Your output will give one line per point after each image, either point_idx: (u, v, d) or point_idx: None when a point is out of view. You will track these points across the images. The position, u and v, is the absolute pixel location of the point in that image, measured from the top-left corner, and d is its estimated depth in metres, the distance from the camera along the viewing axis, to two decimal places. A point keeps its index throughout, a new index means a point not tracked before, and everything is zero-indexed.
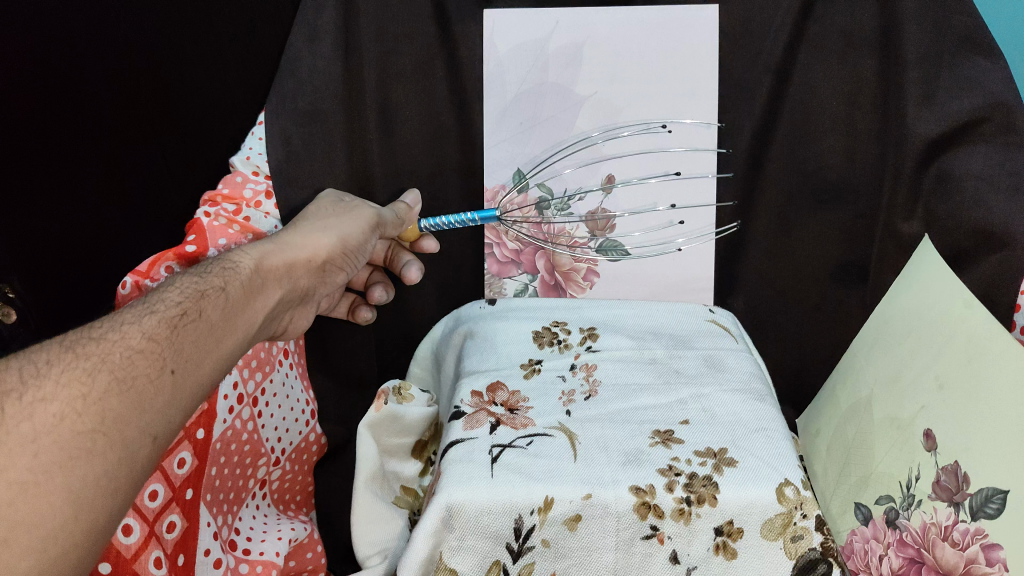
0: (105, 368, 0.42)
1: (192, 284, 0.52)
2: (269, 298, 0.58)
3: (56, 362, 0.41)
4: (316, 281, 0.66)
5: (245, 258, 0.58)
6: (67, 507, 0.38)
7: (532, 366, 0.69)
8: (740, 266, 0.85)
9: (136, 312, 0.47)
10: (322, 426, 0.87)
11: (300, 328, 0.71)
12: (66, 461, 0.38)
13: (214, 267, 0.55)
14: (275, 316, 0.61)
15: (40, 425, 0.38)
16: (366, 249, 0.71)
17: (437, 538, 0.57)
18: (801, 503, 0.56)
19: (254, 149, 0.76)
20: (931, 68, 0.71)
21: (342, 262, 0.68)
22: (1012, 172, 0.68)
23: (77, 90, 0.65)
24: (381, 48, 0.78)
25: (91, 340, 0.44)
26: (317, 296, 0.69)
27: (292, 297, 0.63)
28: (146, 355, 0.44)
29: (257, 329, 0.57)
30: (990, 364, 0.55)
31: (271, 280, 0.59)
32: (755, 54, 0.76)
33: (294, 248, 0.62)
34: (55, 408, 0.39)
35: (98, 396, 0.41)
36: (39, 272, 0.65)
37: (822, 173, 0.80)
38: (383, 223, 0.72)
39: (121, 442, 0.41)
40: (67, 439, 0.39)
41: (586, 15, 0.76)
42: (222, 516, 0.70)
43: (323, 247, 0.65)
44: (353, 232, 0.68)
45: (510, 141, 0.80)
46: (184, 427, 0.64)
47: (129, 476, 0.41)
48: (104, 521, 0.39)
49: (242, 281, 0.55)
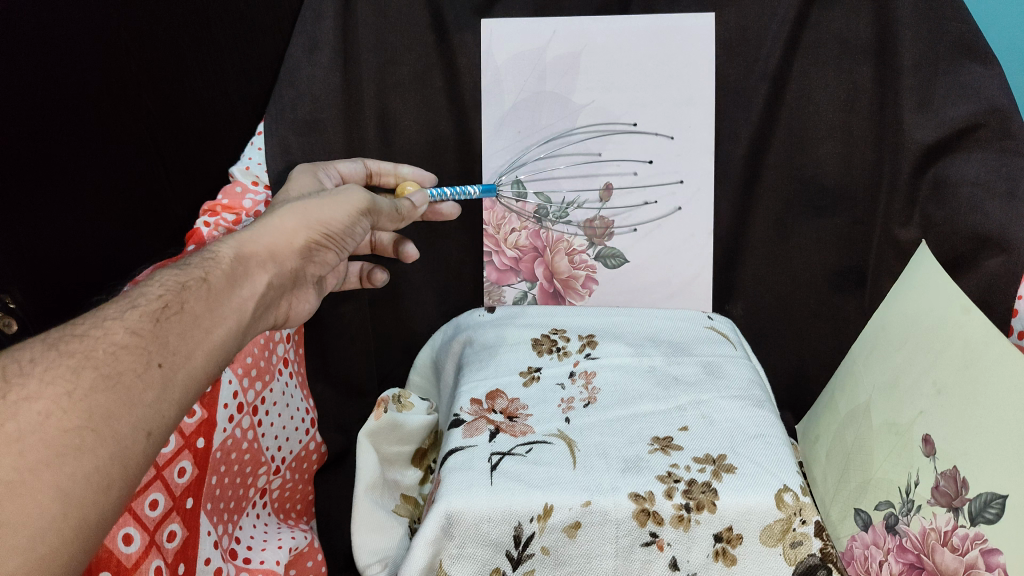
0: (89, 364, 0.42)
1: (174, 277, 0.50)
2: (255, 286, 0.55)
3: (39, 361, 0.42)
4: (309, 263, 0.62)
5: (226, 247, 0.55)
6: (55, 504, 0.38)
7: (532, 374, 0.70)
8: (738, 273, 0.86)
9: (118, 308, 0.47)
10: (322, 435, 0.87)
11: (303, 314, 0.68)
12: (54, 458, 0.39)
13: (194, 260, 0.53)
14: (268, 304, 0.58)
15: (25, 425, 0.39)
16: (358, 234, 0.65)
17: (437, 545, 0.57)
18: (800, 509, 0.56)
19: (253, 159, 0.78)
20: (926, 75, 0.72)
21: (334, 246, 0.63)
22: (1008, 178, 0.69)
23: (79, 97, 0.64)
24: (382, 60, 0.79)
25: (75, 338, 0.44)
26: (314, 276, 0.65)
27: (283, 284, 0.59)
28: (131, 351, 0.44)
29: (251, 316, 0.55)
30: (987, 369, 0.55)
31: (257, 266, 0.56)
32: (751, 62, 0.77)
33: (277, 232, 0.58)
34: (41, 407, 0.40)
35: (84, 393, 0.41)
36: (37, 281, 0.64)
37: (818, 179, 0.80)
38: (377, 210, 0.65)
39: (110, 439, 0.41)
40: (56, 437, 0.39)
41: (584, 25, 0.77)
42: (222, 524, 0.70)
43: (309, 228, 0.59)
44: (341, 215, 0.61)
45: (509, 149, 0.81)
46: (184, 435, 0.64)
47: (123, 474, 0.41)
48: (94, 521, 0.40)
49: (224, 270, 0.53)
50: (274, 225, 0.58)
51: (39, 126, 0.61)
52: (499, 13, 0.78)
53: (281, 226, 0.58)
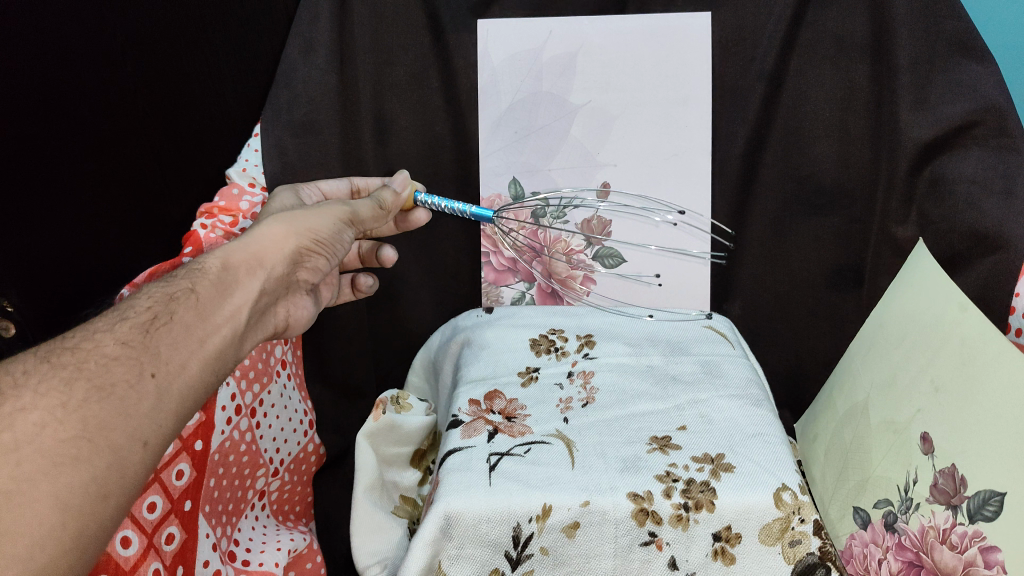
0: (81, 376, 0.42)
1: (163, 289, 0.50)
2: (246, 294, 0.54)
3: (32, 373, 0.42)
4: (298, 269, 0.61)
5: (212, 258, 0.55)
6: (54, 514, 0.38)
7: (530, 375, 0.70)
8: (736, 272, 0.85)
9: (107, 321, 0.47)
10: (321, 437, 0.88)
11: (303, 321, 0.68)
12: (51, 468, 0.39)
13: (181, 272, 0.53)
14: (262, 311, 0.58)
15: (21, 435, 0.39)
16: (344, 243, 0.65)
17: (436, 547, 0.57)
18: (798, 508, 0.56)
19: (249, 161, 0.76)
20: (922, 74, 0.72)
21: (323, 253, 0.62)
22: (1004, 175, 0.68)
23: (72, 97, 0.63)
24: (377, 61, 0.79)
25: (66, 350, 0.44)
26: (305, 282, 0.65)
27: (274, 290, 0.59)
28: (123, 362, 0.44)
29: (245, 324, 0.54)
30: (985, 367, 0.55)
31: (246, 274, 0.55)
32: (747, 61, 0.77)
33: (263, 241, 0.57)
34: (36, 417, 0.40)
35: (78, 404, 0.41)
36: (34, 286, 0.64)
37: (815, 178, 0.80)
38: (359, 217, 0.65)
39: (107, 448, 0.41)
40: (51, 447, 0.39)
41: (579, 25, 0.77)
42: (222, 527, 0.70)
43: (294, 234, 0.59)
44: (326, 222, 0.61)
45: (506, 150, 0.81)
46: (182, 437, 0.63)
47: (120, 483, 0.41)
48: (94, 529, 0.40)
49: (211, 280, 0.53)
50: (261, 233, 0.58)
51: (39, 131, 0.61)
52: (496, 13, 0.79)
53: (269, 234, 0.58)
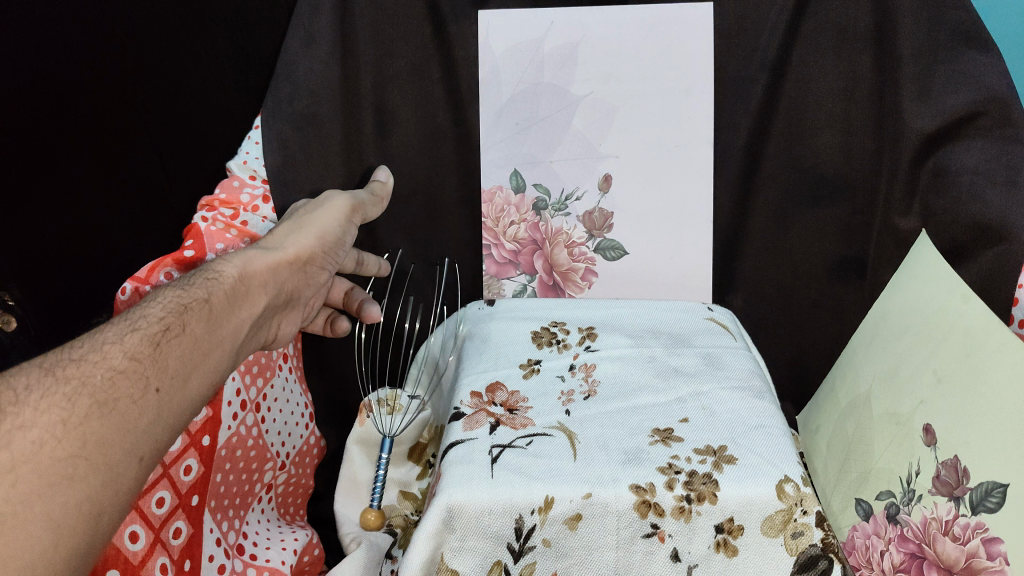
0: (85, 391, 0.42)
1: (175, 296, 0.51)
2: (255, 304, 0.57)
3: (34, 388, 0.41)
4: (301, 282, 0.66)
5: (228, 266, 0.56)
6: (46, 535, 0.37)
7: (532, 366, 0.69)
8: (739, 264, 0.85)
9: (117, 330, 0.47)
10: (320, 430, 0.89)
11: (289, 334, 0.71)
12: (44, 488, 0.38)
13: (197, 279, 0.54)
14: (261, 324, 0.61)
15: (17, 455, 0.38)
16: (342, 256, 0.71)
17: (438, 539, 0.57)
18: (801, 499, 0.56)
19: (250, 153, 0.76)
20: (927, 64, 0.71)
21: (325, 263, 0.68)
22: (1009, 166, 0.69)
23: (70, 90, 0.62)
24: (378, 52, 0.79)
25: (70, 363, 0.43)
26: (301, 298, 0.68)
27: (276, 303, 0.62)
28: (128, 375, 0.44)
29: (245, 337, 0.57)
30: (989, 358, 0.55)
31: (257, 286, 0.58)
32: (749, 51, 0.77)
33: (279, 252, 0.61)
34: (34, 435, 0.39)
35: (78, 421, 0.41)
36: (36, 280, 0.64)
37: (817, 169, 0.80)
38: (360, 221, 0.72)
39: (102, 465, 0.40)
40: (48, 465, 0.38)
41: (581, 15, 0.77)
42: (228, 521, 0.70)
43: (306, 247, 0.64)
44: (336, 234, 0.68)
45: (508, 141, 0.80)
46: (190, 432, 0.63)
47: (111, 502, 0.41)
48: (87, 542, 0.39)
49: (227, 290, 0.54)
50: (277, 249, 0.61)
51: (41, 126, 0.61)
52: (497, 4, 0.78)
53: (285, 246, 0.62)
